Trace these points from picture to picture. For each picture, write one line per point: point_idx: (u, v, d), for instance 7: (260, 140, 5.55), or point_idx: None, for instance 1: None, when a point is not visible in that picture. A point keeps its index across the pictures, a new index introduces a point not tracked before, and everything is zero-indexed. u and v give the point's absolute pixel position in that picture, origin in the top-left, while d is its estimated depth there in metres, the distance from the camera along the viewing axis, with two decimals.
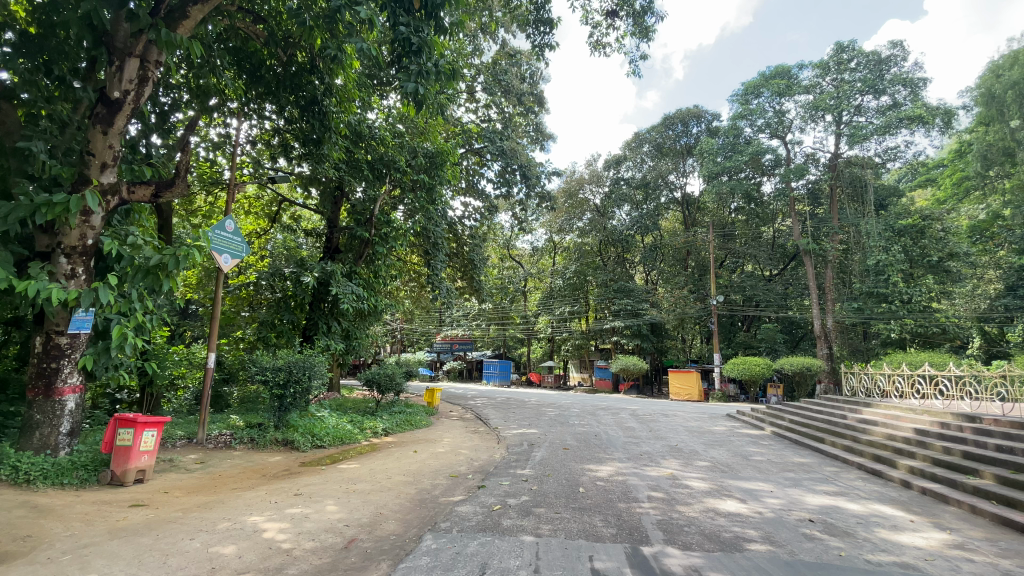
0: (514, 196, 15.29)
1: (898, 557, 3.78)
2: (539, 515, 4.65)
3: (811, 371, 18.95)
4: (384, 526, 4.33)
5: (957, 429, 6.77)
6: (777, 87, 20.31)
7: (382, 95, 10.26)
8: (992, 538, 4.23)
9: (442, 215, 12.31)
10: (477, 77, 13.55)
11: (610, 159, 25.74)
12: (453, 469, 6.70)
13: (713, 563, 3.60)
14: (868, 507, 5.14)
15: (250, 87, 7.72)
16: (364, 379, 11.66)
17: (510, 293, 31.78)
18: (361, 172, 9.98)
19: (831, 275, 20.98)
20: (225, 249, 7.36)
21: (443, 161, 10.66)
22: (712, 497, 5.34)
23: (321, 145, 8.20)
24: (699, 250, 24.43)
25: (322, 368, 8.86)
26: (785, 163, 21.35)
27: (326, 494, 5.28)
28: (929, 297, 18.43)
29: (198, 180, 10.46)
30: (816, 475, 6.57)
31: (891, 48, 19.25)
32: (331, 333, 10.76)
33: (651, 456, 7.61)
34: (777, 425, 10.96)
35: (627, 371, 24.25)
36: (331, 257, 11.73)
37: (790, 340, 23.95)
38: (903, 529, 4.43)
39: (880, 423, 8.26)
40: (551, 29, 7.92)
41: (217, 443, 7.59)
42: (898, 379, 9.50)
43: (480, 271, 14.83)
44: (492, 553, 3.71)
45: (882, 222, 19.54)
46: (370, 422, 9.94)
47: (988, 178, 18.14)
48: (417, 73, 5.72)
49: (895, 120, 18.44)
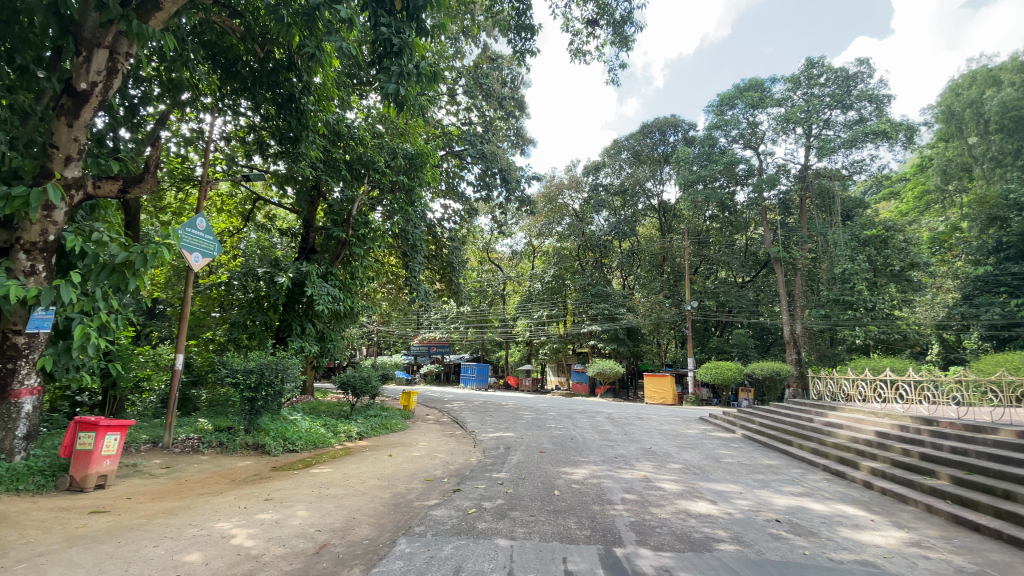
0: (494, 200, 15.17)
1: (859, 555, 3.92)
2: (513, 518, 4.66)
3: (780, 375, 19.36)
4: (356, 531, 4.27)
5: (916, 431, 7.05)
6: (751, 99, 20.91)
7: (361, 95, 10.16)
8: (947, 536, 4.43)
9: (421, 217, 12.28)
10: (459, 80, 13.56)
11: (589, 166, 26.14)
12: (428, 473, 6.66)
13: (682, 563, 3.67)
14: (831, 507, 5.32)
15: (227, 82, 7.56)
16: (339, 382, 11.45)
17: (489, 296, 31.69)
18: (339, 172, 9.88)
19: (799, 282, 21.61)
20: (196, 247, 7.16)
21: (422, 163, 10.56)
22: (684, 499, 5.43)
23: (298, 143, 8.09)
24: (675, 257, 24.86)
25: (295, 370, 8.66)
26: (758, 174, 22.04)
27: (298, 498, 5.18)
28: (891, 305, 19.12)
29: (169, 176, 10.13)
30: (783, 477, 6.75)
31: (859, 65, 19.95)
32: (306, 336, 10.60)
33: (625, 458, 7.71)
34: (746, 428, 11.22)
35: (603, 375, 24.45)
36: (307, 257, 11.60)
37: (761, 346, 24.52)
38: (864, 528, 4.59)
39: (844, 426, 8.53)
40: (532, 36, 7.99)
41: (184, 447, 7.38)
42: (860, 383, 9.85)
43: (459, 274, 14.73)
44: (466, 556, 3.71)
45: (847, 232, 20.18)
46: (345, 426, 9.81)
47: (947, 192, 19.97)
48: (398, 74, 5.66)
49: (861, 135, 19.13)
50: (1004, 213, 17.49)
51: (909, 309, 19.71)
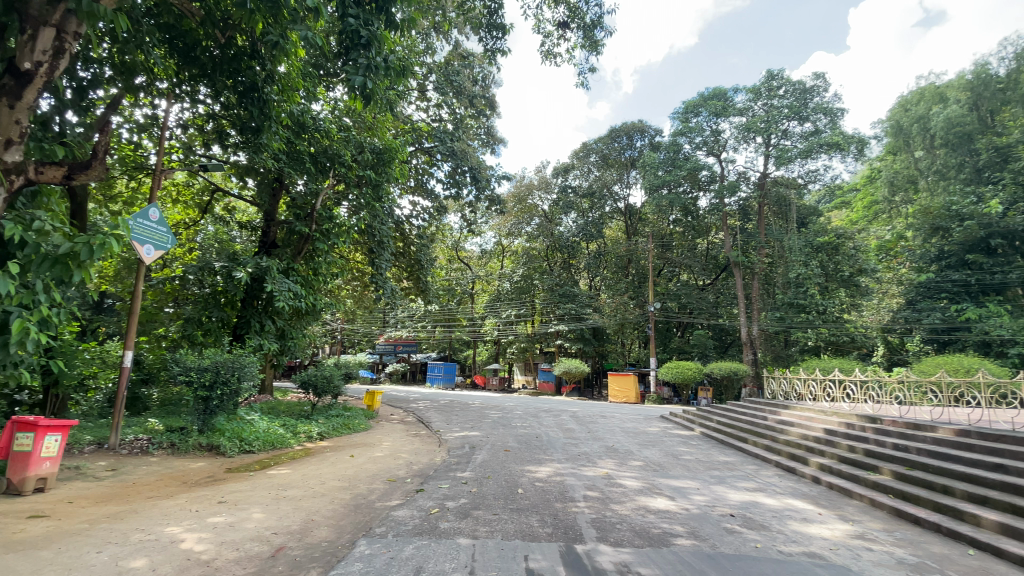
0: (463, 198, 15.04)
1: (807, 548, 4.11)
2: (476, 518, 4.65)
3: (737, 375, 20.02)
4: (315, 533, 4.18)
5: (861, 429, 7.44)
6: (714, 107, 21.53)
7: (327, 86, 9.88)
8: (889, 529, 4.69)
9: (388, 214, 12.09)
10: (429, 76, 13.44)
11: (558, 167, 26.45)
12: (391, 473, 6.54)
13: (641, 558, 3.74)
14: (783, 501, 5.55)
15: (185, 68, 7.22)
16: (299, 381, 11.14)
17: (457, 295, 31.57)
18: (302, 165, 9.64)
19: (756, 286, 22.45)
20: (147, 239, 6.82)
21: (390, 158, 10.39)
22: (644, 496, 5.56)
23: (259, 134, 7.81)
24: (640, 259, 25.40)
25: (254, 369, 8.36)
26: (719, 180, 22.74)
27: (253, 501, 5.00)
28: (841, 308, 20.10)
29: (119, 164, 9.62)
30: (738, 473, 7.00)
31: (815, 79, 20.82)
32: (264, 333, 10.28)
33: (589, 456, 7.81)
34: (705, 426, 11.58)
35: (569, 374, 24.72)
36: (268, 251, 11.26)
37: (720, 347, 25.30)
38: (812, 522, 4.81)
39: (795, 424, 8.92)
40: (502, 35, 8.00)
41: (132, 448, 7.02)
42: (811, 383, 10.30)
43: (427, 272, 14.58)
44: (427, 556, 3.67)
45: (802, 239, 21.08)
46: (305, 426, 9.55)
47: (894, 203, 21.65)
48: (366, 66, 5.52)
49: (816, 145, 20.01)
50: (946, 223, 18.72)
51: (858, 312, 20.73)
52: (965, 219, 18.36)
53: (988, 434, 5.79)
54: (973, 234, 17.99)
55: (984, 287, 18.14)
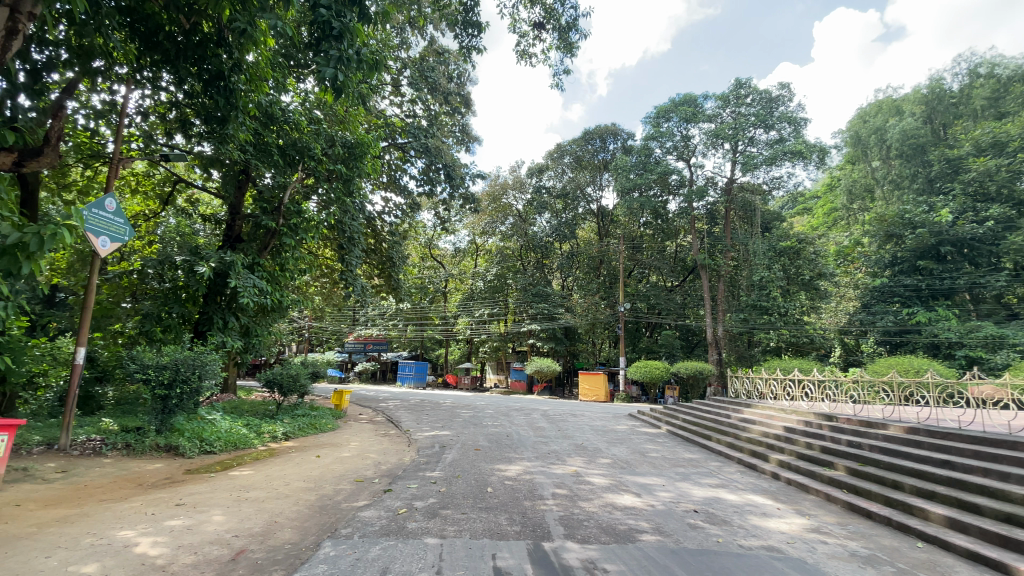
0: (437, 195, 14.92)
1: (766, 541, 4.26)
2: (445, 517, 4.63)
3: (703, 375, 20.53)
4: (278, 535, 4.07)
5: (818, 426, 7.76)
6: (685, 113, 21.98)
7: (298, 78, 9.66)
8: (842, 522, 4.90)
9: (360, 210, 11.90)
10: (403, 71, 13.29)
11: (533, 168, 26.58)
12: (358, 474, 6.44)
13: (607, 555, 3.80)
14: (743, 497, 5.72)
15: (146, 53, 6.89)
16: (263, 379, 10.82)
17: (430, 293, 31.33)
18: (270, 157, 9.41)
19: (722, 288, 23.08)
20: (102, 231, 6.49)
21: (362, 153, 10.17)
22: (611, 493, 5.65)
23: (225, 124, 7.55)
24: (611, 260, 25.78)
25: (216, 367, 8.06)
26: (688, 185, 23.30)
27: (213, 503, 4.84)
28: (801, 311, 20.85)
29: (74, 151, 9.13)
30: (702, 470, 7.19)
31: (781, 89, 21.50)
32: (228, 330, 9.92)
33: (558, 454, 7.87)
34: (671, 424, 11.85)
35: (541, 373, 24.84)
36: (232, 245, 10.93)
37: (687, 347, 25.89)
38: (770, 516, 4.99)
39: (757, 422, 9.23)
40: (478, 33, 8.00)
41: (83, 449, 6.69)
42: (772, 382, 10.68)
43: (399, 269, 14.39)
44: (394, 557, 3.64)
45: (765, 243, 21.69)
46: (269, 426, 9.30)
47: (853, 211, 22.95)
48: (337, 59, 5.41)
49: (781, 153, 20.71)
50: (899, 230, 19.72)
51: (816, 315, 21.37)
52: (917, 226, 19.39)
53: (935, 432, 6.12)
54: (924, 241, 19.00)
55: (933, 291, 19.17)
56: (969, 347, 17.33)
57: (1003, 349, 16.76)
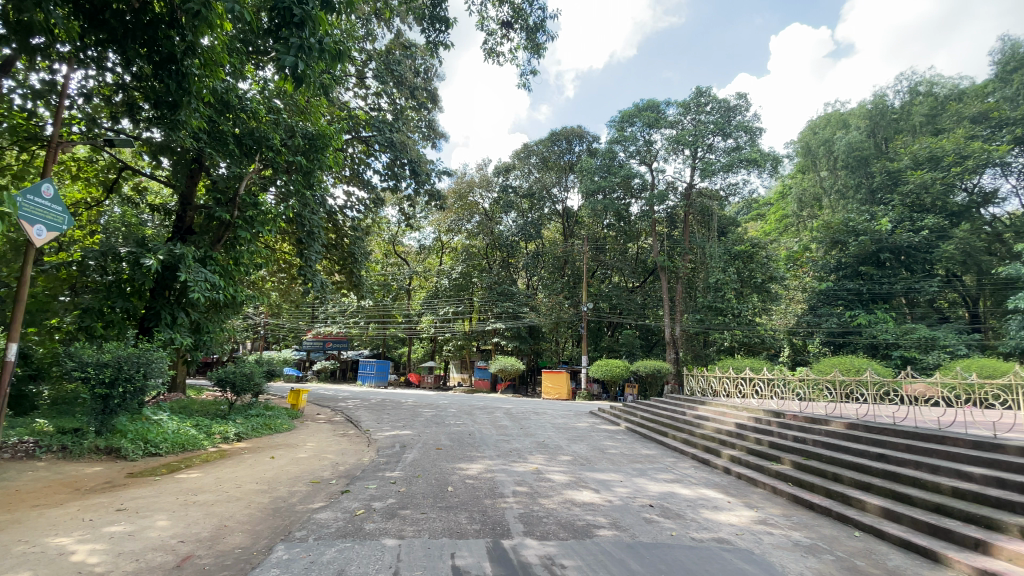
0: (401, 191, 14.67)
1: (716, 534, 4.43)
2: (404, 517, 4.58)
3: (660, 373, 21.12)
4: (227, 540, 3.92)
5: (767, 422, 8.13)
6: (648, 119, 22.51)
7: (256, 65, 9.31)
8: (786, 514, 5.16)
9: (320, 203, 11.60)
10: (368, 63, 13.00)
11: (500, 167, 26.56)
12: (314, 475, 6.28)
13: (565, 550, 3.86)
14: (697, 491, 5.93)
15: (90, 31, 6.43)
16: (214, 378, 10.36)
17: (393, 291, 30.84)
18: (225, 146, 8.99)
19: (680, 289, 23.80)
20: (38, 218, 6.02)
21: (324, 145, 9.84)
22: (570, 489, 5.74)
23: (177, 111, 7.19)
24: (575, 261, 26.12)
25: (163, 365, 7.63)
26: (650, 189, 23.86)
27: (158, 507, 4.61)
28: (753, 312, 21.72)
29: (7, 133, 8.47)
30: (658, 465, 7.40)
31: (738, 99, 22.28)
32: (177, 326, 9.45)
33: (520, 452, 7.93)
34: (629, 421, 12.13)
35: (504, 372, 24.90)
36: (183, 237, 10.45)
37: (646, 346, 26.55)
38: (721, 509, 5.19)
39: (710, 418, 9.59)
40: (445, 28, 7.95)
41: (14, 452, 6.23)
42: (726, 380, 11.11)
43: (361, 266, 14.09)
44: (350, 559, 3.57)
45: (722, 247, 22.45)
46: (220, 427, 8.93)
47: (802, 218, 24.13)
48: (298, 47, 5.24)
49: (737, 161, 21.50)
50: (844, 237, 20.86)
51: (767, 317, 22.34)
52: (859, 234, 20.57)
53: (871, 428, 6.54)
54: (866, 248, 20.19)
55: (873, 295, 20.37)
56: (905, 347, 18.60)
57: (934, 350, 18.19)
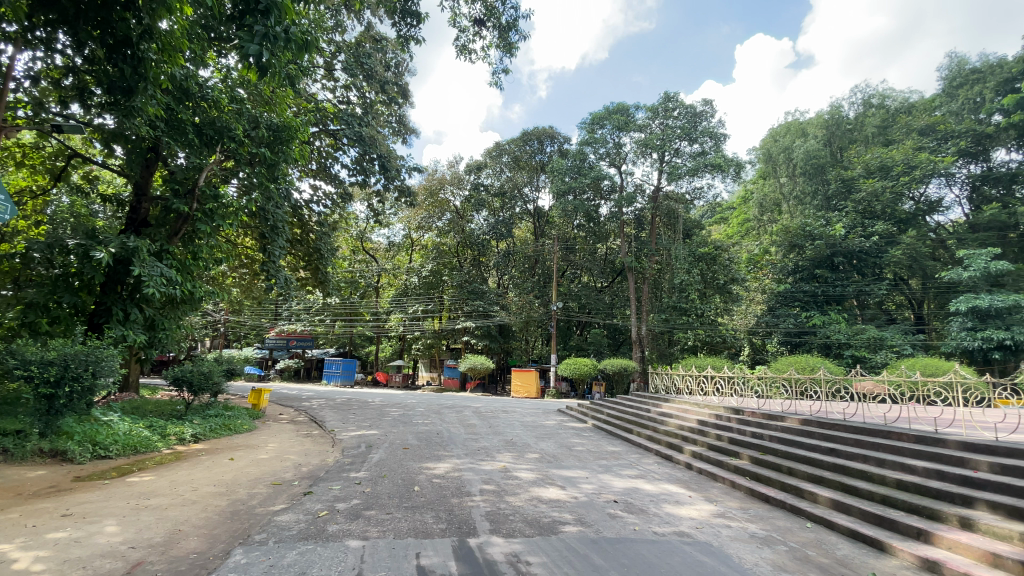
0: (370, 186, 14.41)
1: (677, 528, 4.56)
2: (368, 518, 4.53)
3: (627, 371, 21.54)
4: (181, 545, 3.79)
5: (727, 419, 8.41)
6: (618, 122, 22.86)
7: (218, 52, 8.99)
8: (744, 507, 5.36)
9: (286, 197, 11.31)
10: (337, 55, 12.72)
11: (471, 164, 26.44)
12: (276, 476, 6.12)
13: (531, 547, 3.90)
14: (659, 486, 6.08)
15: (38, 10, 6.06)
16: (170, 377, 9.93)
17: (360, 288, 30.31)
18: (184, 135, 8.61)
19: (646, 289, 24.28)
20: None
21: (289, 137, 9.55)
22: (537, 486, 5.80)
23: (132, 96, 6.86)
24: (546, 260, 26.28)
25: (113, 363, 7.22)
26: (619, 191, 24.22)
27: (107, 512, 4.40)
28: (716, 312, 22.38)
29: None
30: (623, 462, 7.56)
31: (704, 105, 22.85)
32: (129, 323, 8.99)
33: (487, 451, 7.94)
34: (597, 419, 12.31)
35: (473, 370, 24.86)
36: (137, 229, 9.99)
37: (613, 344, 27.00)
38: (682, 504, 5.34)
39: (674, 415, 9.85)
40: (417, 23, 7.87)
41: None
42: (689, 378, 11.43)
43: (327, 262, 13.77)
44: (311, 561, 3.50)
45: (686, 249, 22.96)
46: (176, 428, 8.58)
47: (762, 222, 24.97)
48: (263, 35, 5.06)
49: (702, 165, 22.10)
50: (801, 241, 21.75)
51: (728, 317, 23.08)
52: (815, 238, 21.50)
53: (824, 423, 6.85)
54: (821, 252, 21.14)
55: (827, 297, 21.29)
56: (855, 347, 19.61)
57: (882, 349, 19.21)
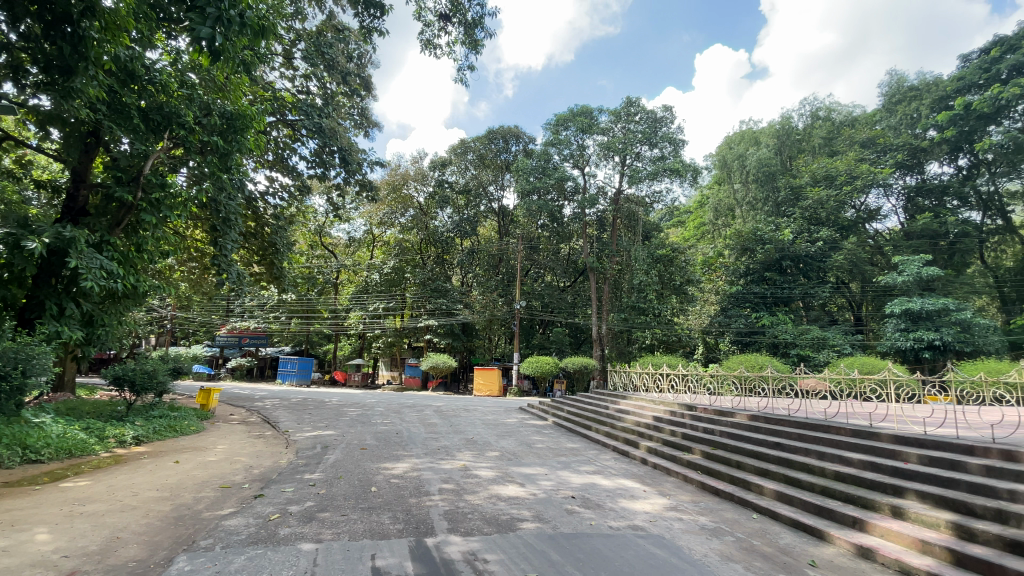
0: (330, 180, 14.04)
1: (632, 521, 4.69)
2: (322, 520, 4.43)
3: (587, 369, 21.85)
4: (120, 552, 3.59)
5: (681, 415, 8.70)
6: (582, 124, 23.18)
7: (167, 33, 8.54)
8: (695, 500, 5.57)
9: (239, 188, 10.83)
10: (297, 43, 12.32)
11: (436, 161, 26.15)
12: (225, 479, 5.89)
13: (488, 545, 3.92)
14: (615, 481, 6.23)
15: None
16: (109, 377, 9.35)
17: (319, 284, 29.48)
18: (129, 121, 8.12)
19: (607, 289, 24.75)
20: None
21: (243, 125, 9.10)
22: (496, 484, 5.83)
23: (69, 77, 6.40)
24: (509, 259, 26.34)
25: (46, 361, 6.76)
26: (582, 192, 24.57)
27: (38, 520, 4.12)
28: (672, 312, 23.14)
29: None
30: (581, 458, 7.70)
31: (665, 111, 23.46)
32: (64, 319, 8.36)
33: (447, 449, 7.90)
34: (557, 416, 12.48)
35: (435, 369, 24.63)
36: (75, 218, 9.36)
37: (575, 343, 27.41)
38: (637, 498, 5.49)
39: (631, 412, 10.10)
40: (380, 14, 7.73)
41: None
42: (646, 376, 11.75)
43: (283, 257, 13.31)
44: (261, 566, 3.39)
45: (646, 251, 23.17)
46: (116, 430, 8.10)
47: (717, 226, 25.87)
48: (216, 17, 4.82)
49: (661, 170, 22.72)
50: (752, 245, 22.69)
51: (684, 317, 23.82)
52: (766, 242, 22.51)
53: (770, 419, 7.19)
54: (771, 256, 22.16)
55: (775, 299, 22.28)
56: (801, 346, 20.73)
57: (824, 349, 20.33)
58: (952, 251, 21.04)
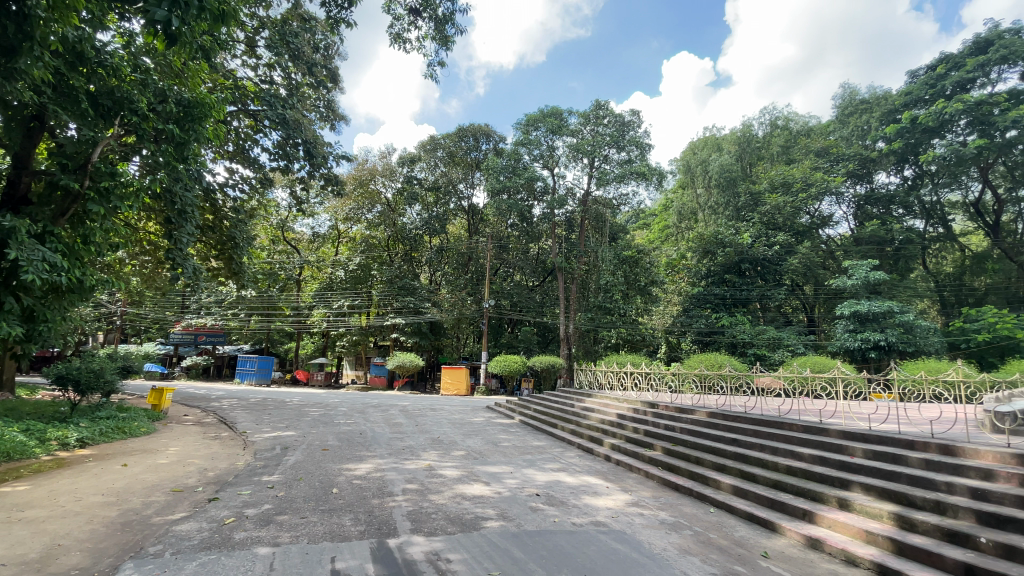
0: (293, 173, 13.63)
1: (594, 518, 4.77)
2: (280, 523, 4.32)
3: (554, 368, 22.00)
4: (60, 561, 3.40)
5: (643, 412, 8.91)
6: (552, 125, 23.35)
7: (120, 14, 8.10)
8: (656, 495, 5.71)
9: (196, 179, 10.38)
10: (260, 31, 11.92)
11: (404, 157, 25.77)
12: (177, 483, 5.65)
13: (451, 544, 3.91)
14: (579, 478, 6.32)
15: None
16: (51, 376, 8.81)
17: (280, 281, 28.62)
18: (77, 105, 7.65)
19: (575, 289, 25.02)
20: None
21: (202, 114, 8.68)
22: (461, 484, 5.81)
23: (13, 57, 5.98)
24: (479, 258, 26.24)
25: None
26: (551, 192, 24.75)
27: None
28: (637, 312, 23.66)
29: None
30: (547, 456, 7.76)
31: (632, 115, 23.91)
32: (3, 314, 7.79)
33: (412, 449, 7.82)
34: (523, 415, 12.53)
35: (402, 368, 24.30)
36: (15, 208, 8.76)
37: (543, 342, 27.56)
38: (600, 495, 5.59)
39: (596, 410, 10.27)
40: (348, 5, 7.57)
41: None
42: (611, 375, 11.95)
43: (243, 252, 12.85)
44: (214, 572, 3.28)
45: (612, 252, 24.10)
46: (58, 432, 7.64)
47: (681, 229, 26.53)
48: (174, 3, 4.60)
49: (628, 173, 23.13)
50: (714, 248, 23.37)
51: (648, 317, 24.32)
52: (726, 245, 23.26)
53: (728, 416, 7.45)
54: (731, 258, 22.92)
55: (735, 300, 23.06)
56: (758, 346, 21.55)
57: (779, 348, 21.18)
58: (898, 257, 22.30)
